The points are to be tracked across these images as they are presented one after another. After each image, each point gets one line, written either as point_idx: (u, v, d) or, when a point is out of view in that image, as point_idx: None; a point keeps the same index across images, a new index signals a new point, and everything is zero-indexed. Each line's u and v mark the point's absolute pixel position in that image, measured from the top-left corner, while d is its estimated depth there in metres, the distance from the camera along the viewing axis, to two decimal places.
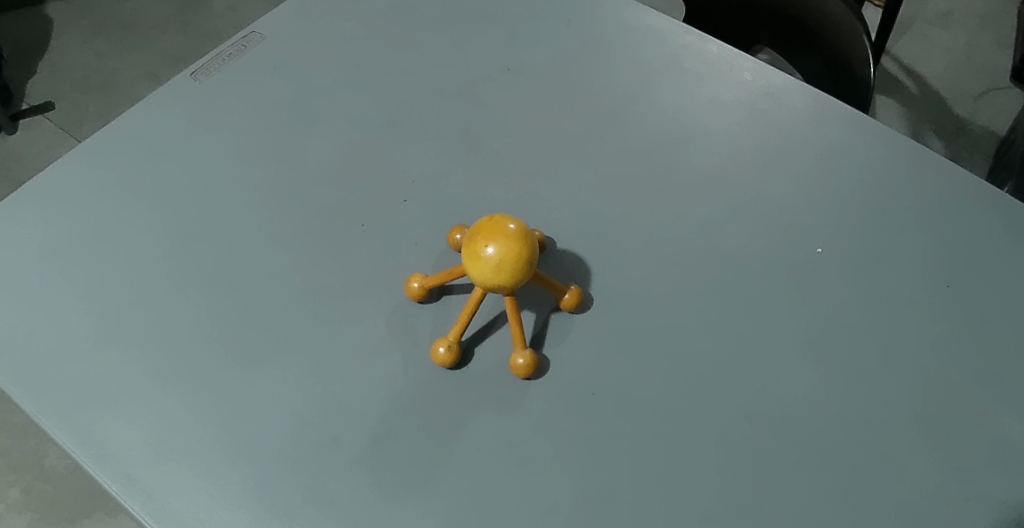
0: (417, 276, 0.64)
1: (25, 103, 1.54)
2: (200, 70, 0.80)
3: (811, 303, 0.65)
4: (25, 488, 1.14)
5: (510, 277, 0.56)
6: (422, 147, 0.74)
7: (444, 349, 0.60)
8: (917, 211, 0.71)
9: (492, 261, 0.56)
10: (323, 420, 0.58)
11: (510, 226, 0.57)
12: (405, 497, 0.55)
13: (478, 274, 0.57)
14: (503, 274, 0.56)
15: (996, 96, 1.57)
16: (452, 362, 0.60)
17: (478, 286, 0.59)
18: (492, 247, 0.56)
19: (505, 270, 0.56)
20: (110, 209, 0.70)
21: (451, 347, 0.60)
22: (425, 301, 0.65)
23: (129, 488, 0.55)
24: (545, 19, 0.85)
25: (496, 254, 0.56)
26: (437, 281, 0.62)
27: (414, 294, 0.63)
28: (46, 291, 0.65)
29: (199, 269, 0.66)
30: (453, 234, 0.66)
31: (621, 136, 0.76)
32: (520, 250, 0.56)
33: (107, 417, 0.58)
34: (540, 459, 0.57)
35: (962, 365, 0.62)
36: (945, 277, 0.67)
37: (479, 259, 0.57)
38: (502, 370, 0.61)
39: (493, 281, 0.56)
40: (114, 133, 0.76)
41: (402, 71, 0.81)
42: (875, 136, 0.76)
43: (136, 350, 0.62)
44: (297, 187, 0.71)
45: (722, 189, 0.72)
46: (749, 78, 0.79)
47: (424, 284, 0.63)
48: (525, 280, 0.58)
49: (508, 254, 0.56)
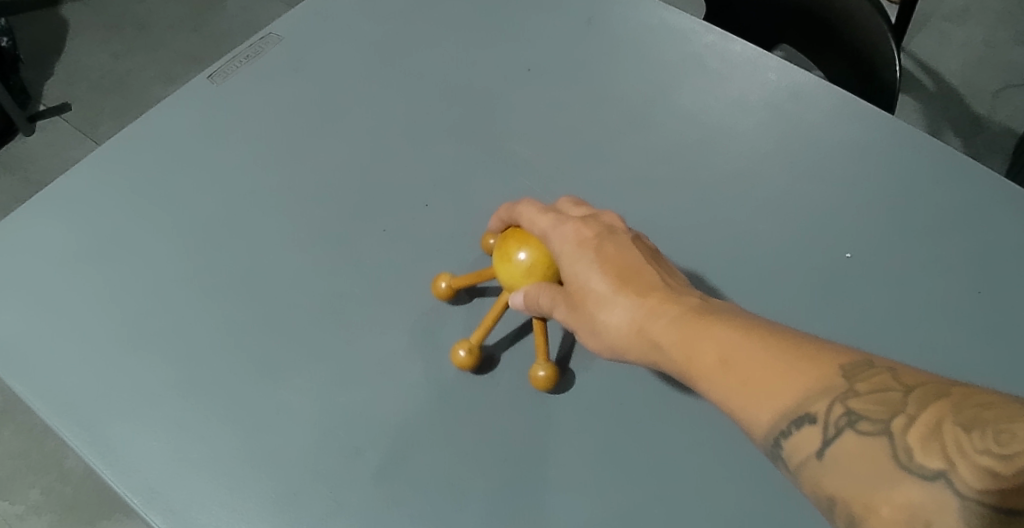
0: (445, 275, 0.63)
1: (42, 104, 1.54)
2: (217, 72, 0.80)
3: (840, 310, 0.64)
4: (44, 489, 1.10)
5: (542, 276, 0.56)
6: (442, 151, 0.73)
7: (465, 353, 0.59)
8: (946, 213, 0.69)
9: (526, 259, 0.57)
10: (345, 429, 0.58)
11: None
12: (428, 508, 0.54)
13: (510, 279, 0.57)
14: (534, 278, 0.56)
15: (1015, 93, 1.54)
16: (472, 366, 0.59)
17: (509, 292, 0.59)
18: (524, 251, 0.56)
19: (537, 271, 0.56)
20: (130, 216, 0.70)
21: (472, 351, 0.59)
22: (454, 302, 0.64)
23: (150, 500, 0.55)
24: (563, 17, 0.84)
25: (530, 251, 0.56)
26: (465, 282, 0.62)
27: (442, 292, 0.63)
28: (65, 300, 0.65)
29: (219, 276, 0.66)
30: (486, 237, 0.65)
31: (643, 137, 0.74)
32: None
33: (127, 428, 0.58)
34: (563, 468, 0.56)
35: (997, 375, 0.61)
36: (976, 282, 0.66)
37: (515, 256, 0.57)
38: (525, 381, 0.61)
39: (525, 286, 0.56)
40: (133, 137, 0.75)
41: (421, 72, 0.80)
42: (903, 135, 0.74)
43: (155, 358, 0.61)
44: (317, 191, 0.71)
45: (747, 192, 0.71)
46: (773, 78, 0.78)
47: (451, 285, 0.62)
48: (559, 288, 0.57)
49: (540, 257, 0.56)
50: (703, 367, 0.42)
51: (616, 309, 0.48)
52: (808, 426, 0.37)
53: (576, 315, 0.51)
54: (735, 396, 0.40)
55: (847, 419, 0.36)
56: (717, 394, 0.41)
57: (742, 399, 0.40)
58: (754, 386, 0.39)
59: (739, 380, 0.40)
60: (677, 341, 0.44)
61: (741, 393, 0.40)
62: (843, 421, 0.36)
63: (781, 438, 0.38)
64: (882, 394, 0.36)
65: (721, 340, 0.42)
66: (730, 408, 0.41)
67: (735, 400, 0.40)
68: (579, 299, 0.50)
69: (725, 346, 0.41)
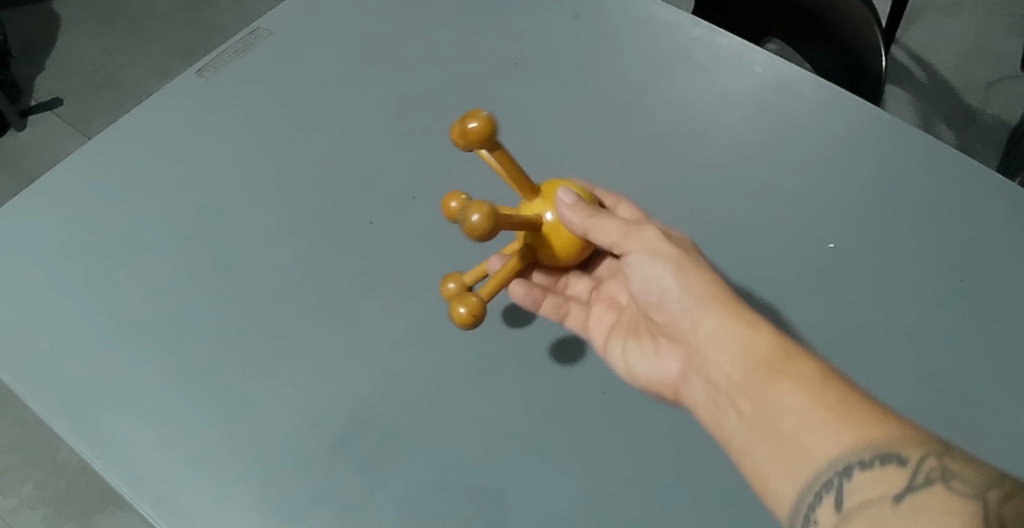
0: None
1: (34, 99, 1.54)
2: (207, 67, 0.80)
3: (822, 299, 0.65)
4: (38, 483, 1.10)
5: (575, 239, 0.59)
6: (429, 145, 0.74)
7: (479, 123, 0.51)
8: (929, 204, 0.70)
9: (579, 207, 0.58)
10: (332, 420, 0.58)
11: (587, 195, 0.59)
12: (413, 496, 0.55)
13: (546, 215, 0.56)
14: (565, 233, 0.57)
15: (1008, 84, 1.50)
16: (471, 138, 0.51)
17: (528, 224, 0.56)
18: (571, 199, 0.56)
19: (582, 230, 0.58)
20: (118, 209, 0.70)
21: (490, 129, 0.51)
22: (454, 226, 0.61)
23: (139, 488, 0.56)
24: (552, 11, 0.84)
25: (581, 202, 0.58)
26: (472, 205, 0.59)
27: (492, 228, 0.48)
28: (54, 292, 0.66)
29: (208, 268, 0.66)
30: (467, 124, 0.51)
31: (629, 131, 0.75)
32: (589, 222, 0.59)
33: (116, 419, 0.59)
34: (547, 457, 0.57)
35: (977, 364, 0.62)
36: (958, 272, 0.66)
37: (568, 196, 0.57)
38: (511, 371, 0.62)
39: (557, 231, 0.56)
40: (123, 131, 0.76)
41: (409, 66, 0.80)
42: (887, 127, 0.74)
43: (145, 350, 0.62)
44: (306, 185, 0.71)
45: (731, 184, 0.72)
46: (759, 71, 0.78)
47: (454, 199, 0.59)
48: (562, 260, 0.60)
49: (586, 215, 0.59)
50: (797, 370, 0.45)
51: (709, 294, 0.50)
52: (896, 465, 0.39)
53: (659, 271, 0.52)
54: (786, 398, 0.44)
55: (938, 474, 0.38)
56: (770, 391, 0.45)
57: (797, 407, 0.44)
58: (828, 409, 0.42)
59: (808, 396, 0.43)
60: (749, 336, 0.48)
61: (795, 402, 0.44)
62: (935, 474, 0.38)
63: (854, 466, 0.41)
64: (976, 463, 0.39)
65: (805, 363, 0.45)
66: (780, 410, 0.44)
67: (787, 404, 0.44)
68: (677, 263, 0.52)
69: (809, 376, 0.44)
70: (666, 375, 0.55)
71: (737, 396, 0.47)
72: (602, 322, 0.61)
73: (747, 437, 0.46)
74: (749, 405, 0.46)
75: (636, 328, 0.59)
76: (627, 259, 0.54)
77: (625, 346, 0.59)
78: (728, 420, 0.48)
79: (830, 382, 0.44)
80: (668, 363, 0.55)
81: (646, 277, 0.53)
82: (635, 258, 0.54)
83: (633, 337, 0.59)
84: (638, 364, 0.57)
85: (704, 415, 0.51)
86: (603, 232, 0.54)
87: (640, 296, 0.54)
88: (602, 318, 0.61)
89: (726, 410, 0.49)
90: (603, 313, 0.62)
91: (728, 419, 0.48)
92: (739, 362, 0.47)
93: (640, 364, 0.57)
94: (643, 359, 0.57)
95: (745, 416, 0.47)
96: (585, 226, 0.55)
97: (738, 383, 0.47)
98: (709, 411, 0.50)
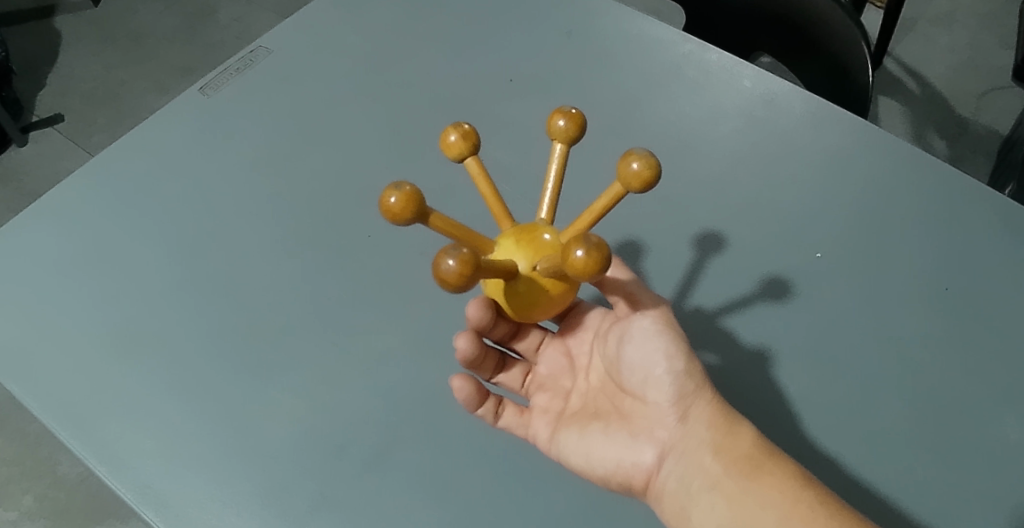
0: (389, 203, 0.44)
1: (35, 116, 1.56)
2: (208, 84, 0.82)
3: (810, 307, 0.67)
4: (38, 496, 1.10)
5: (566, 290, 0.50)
6: (426, 159, 0.76)
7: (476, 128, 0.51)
8: (914, 214, 0.72)
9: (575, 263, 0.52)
10: (333, 429, 0.60)
11: None
12: (411, 502, 0.57)
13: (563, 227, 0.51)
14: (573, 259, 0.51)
15: (998, 96, 1.51)
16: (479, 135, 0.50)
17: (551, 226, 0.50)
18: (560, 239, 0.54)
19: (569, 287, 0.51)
20: (122, 224, 0.72)
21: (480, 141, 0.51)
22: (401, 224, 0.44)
23: (143, 495, 0.57)
24: (545, 29, 0.86)
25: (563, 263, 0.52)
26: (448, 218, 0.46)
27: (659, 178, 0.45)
28: (60, 305, 0.67)
29: (210, 281, 0.68)
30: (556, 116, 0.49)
31: (621, 145, 0.77)
32: None
33: (119, 427, 0.60)
34: (540, 463, 0.59)
35: (960, 370, 0.63)
36: (943, 280, 0.68)
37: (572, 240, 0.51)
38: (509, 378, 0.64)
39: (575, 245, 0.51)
40: (126, 146, 0.77)
41: (407, 83, 0.82)
42: (873, 140, 0.76)
43: (148, 360, 0.64)
44: (305, 198, 0.73)
45: (721, 197, 0.73)
46: (748, 86, 0.80)
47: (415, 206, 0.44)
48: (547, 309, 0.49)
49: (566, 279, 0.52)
50: (772, 470, 0.49)
51: (704, 384, 0.53)
52: None
53: (662, 350, 0.53)
54: (767, 494, 0.48)
55: None
56: (752, 483, 0.49)
57: (779, 504, 0.47)
58: (808, 510, 0.47)
59: (789, 494, 0.48)
60: (734, 430, 0.51)
61: (776, 500, 0.48)
62: None
63: None
64: None
65: (784, 463, 0.50)
66: (760, 504, 0.48)
67: (767, 500, 0.48)
68: (684, 345, 0.53)
69: (787, 470, 0.49)
70: (640, 462, 0.53)
71: (713, 488, 0.49)
72: (547, 410, 0.59)
73: None
74: (728, 495, 0.49)
75: (595, 412, 0.57)
76: (632, 332, 0.54)
77: (586, 432, 0.56)
78: (694, 513, 0.50)
79: (804, 484, 0.48)
80: (643, 450, 0.53)
81: (648, 352, 0.53)
82: (641, 328, 0.53)
83: (596, 421, 0.56)
84: (602, 448, 0.54)
85: (672, 503, 0.51)
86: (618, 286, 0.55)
87: (631, 371, 0.54)
88: (548, 409, 0.59)
89: (698, 498, 0.50)
90: (549, 404, 0.59)
91: (698, 507, 0.50)
92: (720, 455, 0.50)
93: (605, 448, 0.54)
94: (610, 444, 0.54)
95: (722, 507, 0.49)
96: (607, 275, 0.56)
97: (717, 475, 0.50)
98: (679, 501, 0.50)
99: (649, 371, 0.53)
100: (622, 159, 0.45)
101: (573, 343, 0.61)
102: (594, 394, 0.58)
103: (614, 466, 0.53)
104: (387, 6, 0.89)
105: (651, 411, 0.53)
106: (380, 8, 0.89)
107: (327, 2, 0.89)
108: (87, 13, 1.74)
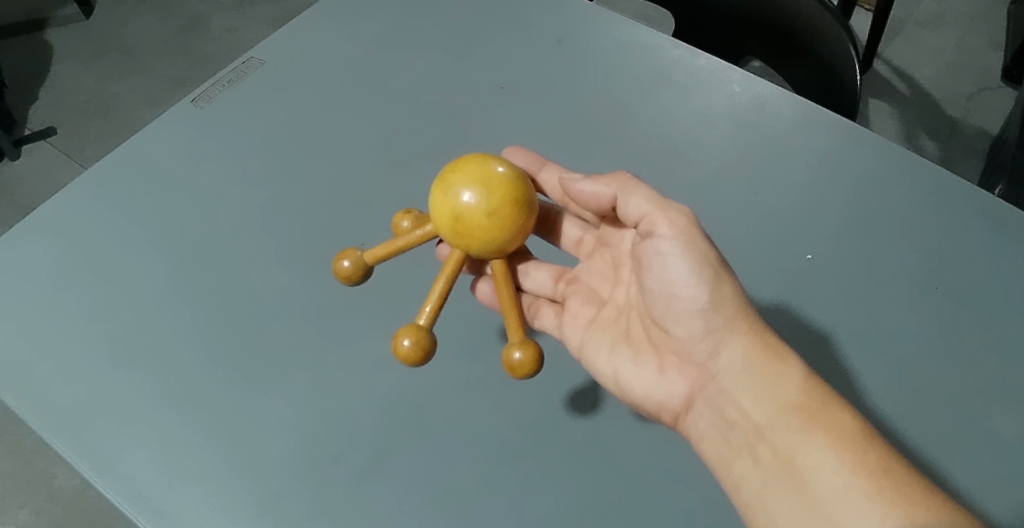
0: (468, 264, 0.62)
1: (28, 129, 1.56)
2: (201, 96, 0.82)
3: (801, 308, 0.67)
4: (33, 510, 1.10)
5: (484, 228, 0.52)
6: (419, 168, 0.76)
7: (348, 263, 0.55)
8: (903, 213, 0.72)
9: (486, 182, 0.52)
10: (327, 436, 0.60)
11: (499, 169, 0.53)
12: (405, 507, 0.58)
13: (462, 181, 0.52)
14: (493, 198, 0.52)
15: (988, 96, 1.52)
16: (355, 278, 0.55)
17: (449, 210, 0.52)
18: (469, 193, 0.52)
19: (497, 213, 0.51)
20: (116, 236, 0.72)
21: (356, 261, 0.55)
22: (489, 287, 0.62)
23: (139, 505, 0.58)
24: (536, 37, 0.87)
25: (511, 180, 0.52)
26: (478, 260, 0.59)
27: (425, 358, 0.51)
28: (53, 317, 0.67)
29: (203, 291, 0.68)
30: (340, 261, 0.55)
31: (612, 150, 0.77)
32: (502, 186, 0.52)
33: (114, 437, 0.61)
34: (535, 466, 0.59)
35: (951, 368, 0.64)
36: (933, 279, 0.68)
37: (438, 183, 0.54)
38: (504, 338, 0.65)
39: (484, 204, 0.51)
40: (119, 157, 0.78)
41: (399, 92, 0.83)
42: (862, 141, 0.77)
43: (142, 371, 0.64)
44: (298, 208, 0.73)
45: (712, 201, 0.74)
46: (738, 89, 0.81)
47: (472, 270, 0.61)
48: (512, 248, 0.54)
49: (516, 192, 0.52)
50: (818, 416, 0.49)
51: (735, 315, 0.52)
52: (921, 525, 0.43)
53: (687, 277, 0.52)
54: (819, 455, 0.47)
55: None
56: (801, 442, 0.48)
57: (838, 472, 0.46)
58: (862, 459, 0.46)
59: (848, 459, 0.46)
60: (779, 379, 0.51)
61: (832, 467, 0.47)
62: None
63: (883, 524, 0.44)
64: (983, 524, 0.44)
65: (838, 412, 0.49)
66: (811, 468, 0.47)
67: (822, 465, 0.47)
68: (709, 267, 0.52)
69: (844, 431, 0.48)
70: (672, 395, 0.55)
71: (761, 438, 0.50)
72: (580, 317, 0.62)
73: (763, 481, 0.49)
74: (773, 455, 0.49)
75: (626, 333, 0.59)
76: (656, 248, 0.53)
77: (613, 355, 0.59)
78: (739, 464, 0.51)
79: (857, 436, 0.47)
80: (675, 382, 0.55)
81: (667, 278, 0.53)
82: (662, 249, 0.53)
83: (626, 344, 0.59)
84: (631, 376, 0.57)
85: (709, 449, 0.53)
86: (635, 204, 0.54)
87: (659, 300, 0.54)
88: (579, 314, 0.62)
89: (739, 452, 0.51)
90: (580, 309, 0.62)
91: (739, 462, 0.51)
92: (769, 403, 0.50)
93: (636, 379, 0.57)
94: (640, 372, 0.57)
95: (763, 464, 0.50)
96: (618, 198, 0.55)
97: (761, 424, 0.50)
98: (717, 448, 0.52)
99: (679, 301, 0.53)
100: (395, 341, 0.51)
101: (616, 254, 0.62)
102: (626, 308, 0.60)
103: (643, 397, 0.56)
104: (379, 16, 0.89)
105: (685, 344, 0.54)
106: (370, 18, 0.89)
107: (319, 13, 0.90)
108: (78, 26, 1.74)
